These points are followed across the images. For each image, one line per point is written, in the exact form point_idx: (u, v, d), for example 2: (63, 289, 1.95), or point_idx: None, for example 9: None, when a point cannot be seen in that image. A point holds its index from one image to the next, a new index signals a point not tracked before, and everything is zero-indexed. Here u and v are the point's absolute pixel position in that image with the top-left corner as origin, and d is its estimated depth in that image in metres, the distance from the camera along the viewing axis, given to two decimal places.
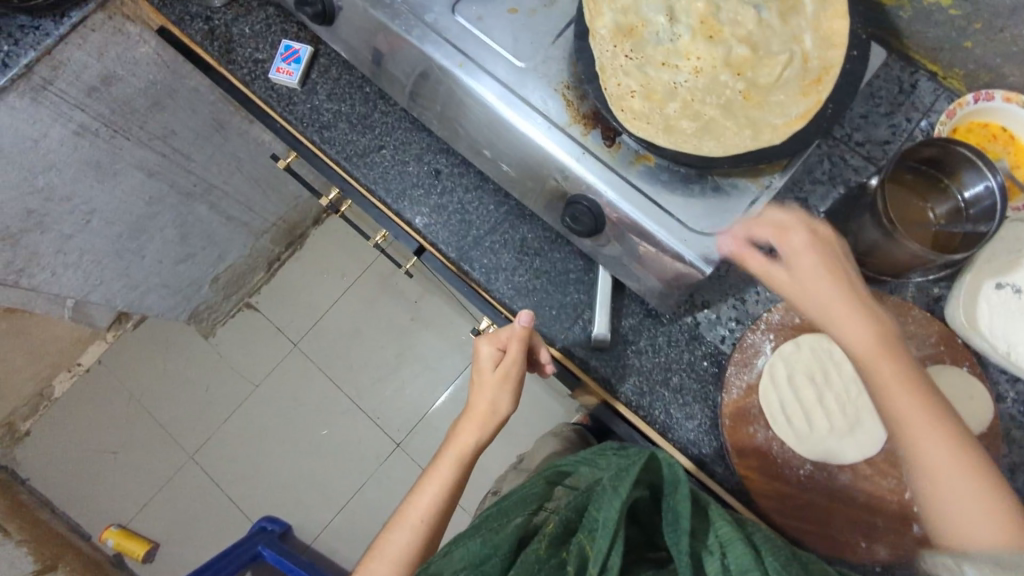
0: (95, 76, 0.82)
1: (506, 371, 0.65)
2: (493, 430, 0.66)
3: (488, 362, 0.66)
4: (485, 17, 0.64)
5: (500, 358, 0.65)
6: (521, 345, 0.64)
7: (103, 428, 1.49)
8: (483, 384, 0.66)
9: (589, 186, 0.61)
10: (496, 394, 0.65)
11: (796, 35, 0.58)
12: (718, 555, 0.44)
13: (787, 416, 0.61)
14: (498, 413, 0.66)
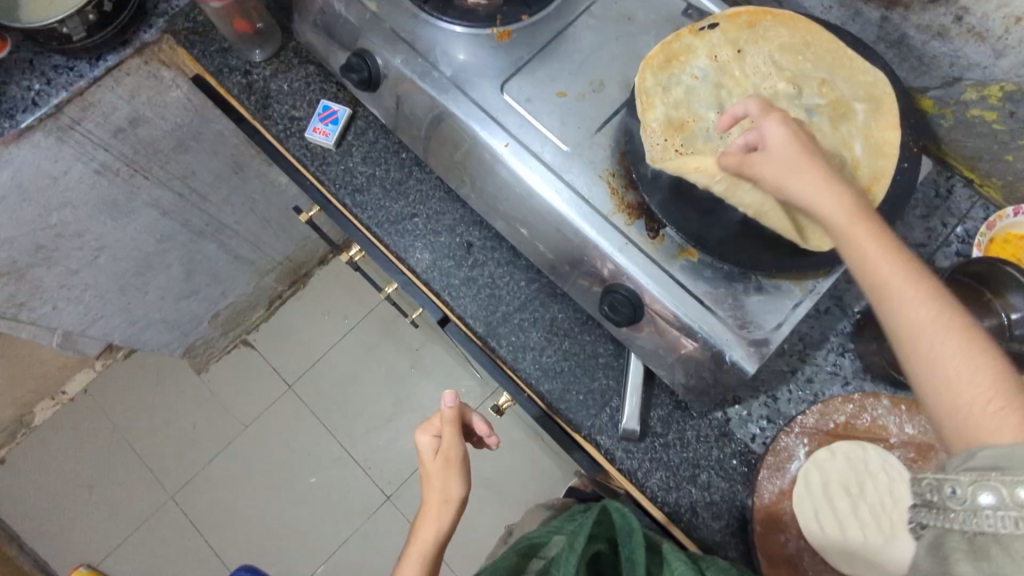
0: (124, 118, 0.81)
1: (447, 455, 0.62)
2: (454, 517, 0.61)
3: (429, 453, 0.63)
4: (532, 99, 0.64)
5: (438, 445, 0.63)
6: (455, 427, 0.62)
7: (81, 461, 1.43)
8: (428, 475, 0.62)
9: (630, 277, 0.59)
10: (445, 479, 0.61)
11: (847, 141, 0.58)
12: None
13: (822, 526, 0.59)
14: (454, 498, 0.60)
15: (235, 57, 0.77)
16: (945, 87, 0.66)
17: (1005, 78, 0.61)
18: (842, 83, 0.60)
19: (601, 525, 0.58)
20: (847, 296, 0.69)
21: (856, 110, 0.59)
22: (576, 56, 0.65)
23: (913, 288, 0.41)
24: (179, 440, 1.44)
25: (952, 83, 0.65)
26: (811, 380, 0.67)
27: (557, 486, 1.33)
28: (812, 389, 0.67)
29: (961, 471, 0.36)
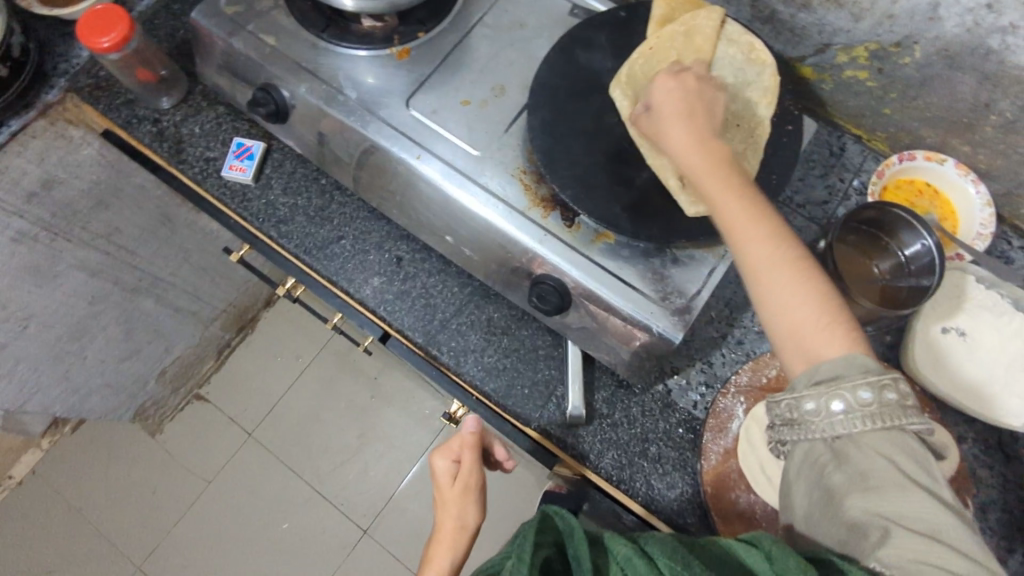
0: (36, 181, 0.80)
1: (466, 481, 0.62)
2: (468, 549, 0.61)
3: (445, 478, 0.63)
4: (438, 110, 0.66)
5: (458, 470, 0.63)
6: (476, 452, 0.62)
7: (38, 546, 1.36)
8: (446, 501, 0.62)
9: (554, 267, 0.62)
10: (461, 507, 0.61)
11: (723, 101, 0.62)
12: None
13: (769, 480, 0.62)
14: (470, 529, 0.61)
15: (142, 107, 0.77)
16: (820, 54, 0.71)
17: (867, 39, 0.66)
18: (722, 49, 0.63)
19: (546, 534, 0.51)
20: None
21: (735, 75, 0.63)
22: (475, 65, 0.68)
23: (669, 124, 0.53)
24: (142, 507, 1.40)
25: (824, 49, 0.70)
26: (741, 342, 0.70)
27: (533, 492, 1.34)
28: (744, 350, 0.70)
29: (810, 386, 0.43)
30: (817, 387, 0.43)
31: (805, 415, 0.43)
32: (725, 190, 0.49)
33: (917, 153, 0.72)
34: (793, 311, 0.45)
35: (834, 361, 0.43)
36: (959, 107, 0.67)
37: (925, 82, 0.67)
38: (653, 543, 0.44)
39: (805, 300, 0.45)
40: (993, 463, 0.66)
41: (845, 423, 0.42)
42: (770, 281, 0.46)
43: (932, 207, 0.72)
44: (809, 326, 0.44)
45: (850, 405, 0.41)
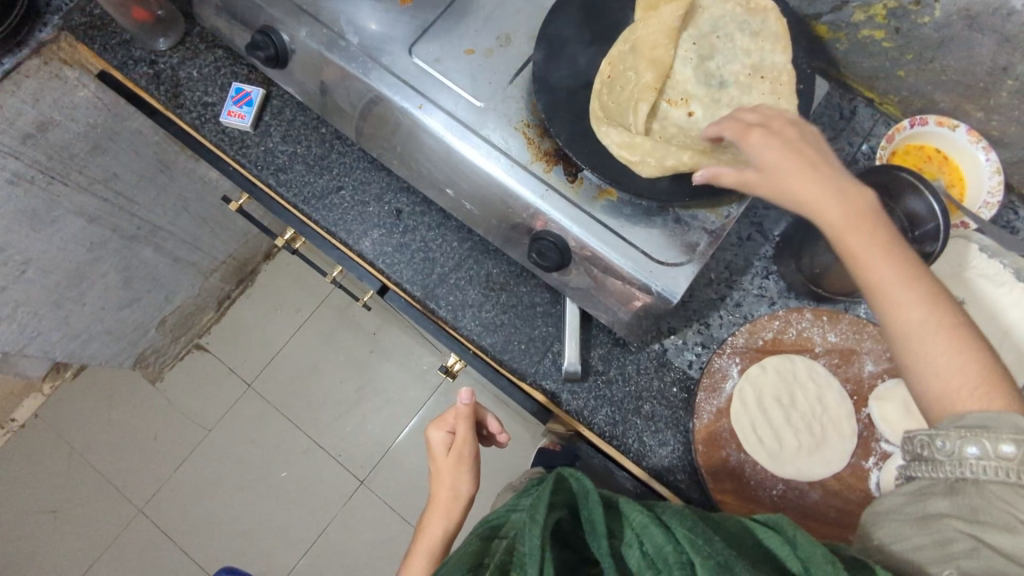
0: (30, 123, 0.78)
1: (459, 451, 0.64)
2: (463, 511, 0.66)
3: (441, 447, 0.66)
4: (441, 59, 0.64)
5: (452, 440, 0.65)
6: (468, 425, 0.64)
7: (42, 487, 1.40)
8: (440, 470, 0.65)
9: (554, 222, 0.61)
10: (454, 477, 0.65)
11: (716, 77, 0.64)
12: (637, 546, 0.44)
13: (759, 438, 0.63)
14: (463, 497, 0.65)
15: (138, 48, 0.75)
16: (836, 11, 0.69)
17: None
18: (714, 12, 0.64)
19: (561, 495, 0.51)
20: (766, 222, 0.72)
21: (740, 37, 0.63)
22: (481, 12, 0.66)
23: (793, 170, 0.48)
24: (142, 452, 1.42)
25: (841, 7, 0.68)
26: (740, 305, 0.70)
27: (528, 449, 1.36)
28: (741, 311, 0.70)
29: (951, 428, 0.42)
30: (959, 431, 0.41)
31: (935, 452, 0.42)
32: (865, 243, 0.46)
33: (929, 118, 0.71)
34: (943, 366, 0.43)
35: (986, 416, 0.41)
36: (975, 70, 0.65)
37: (942, 44, 0.65)
38: (670, 513, 0.45)
39: (953, 355, 0.43)
40: None
41: (975, 470, 0.40)
42: (916, 336, 0.44)
43: (941, 174, 0.71)
44: (957, 382, 0.43)
45: (988, 453, 0.40)
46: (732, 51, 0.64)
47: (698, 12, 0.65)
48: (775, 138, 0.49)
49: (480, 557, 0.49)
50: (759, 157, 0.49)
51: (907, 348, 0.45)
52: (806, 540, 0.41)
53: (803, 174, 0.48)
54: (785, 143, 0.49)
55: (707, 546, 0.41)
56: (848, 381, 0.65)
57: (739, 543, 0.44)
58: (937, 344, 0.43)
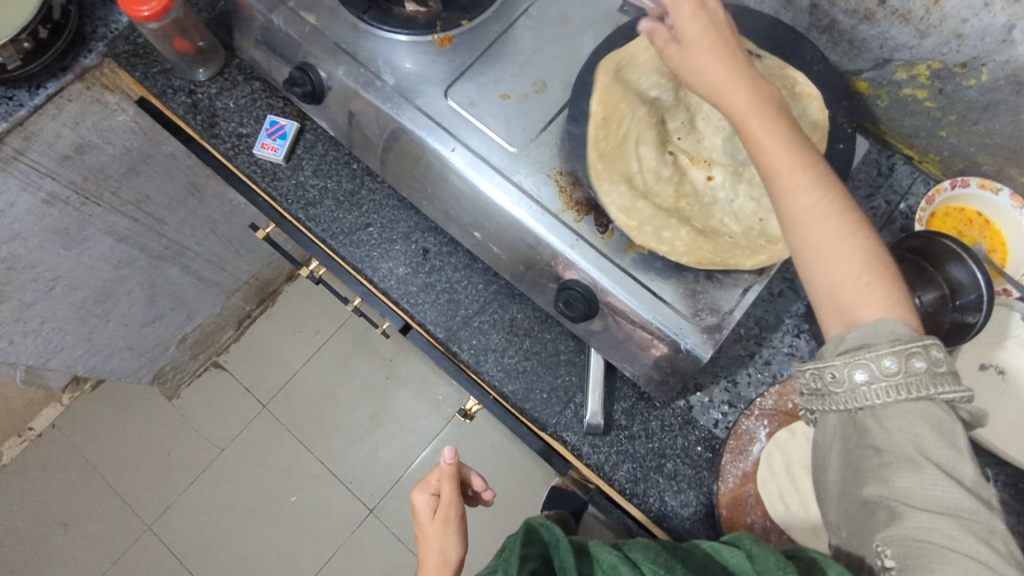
0: (69, 145, 0.79)
1: (446, 513, 0.64)
2: None
3: (427, 512, 0.66)
4: (477, 102, 0.64)
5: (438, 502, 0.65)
6: (452, 484, 0.64)
7: (54, 497, 1.40)
8: (428, 536, 0.64)
9: (584, 273, 0.60)
10: (443, 541, 0.63)
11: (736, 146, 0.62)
12: None
13: (786, 506, 0.61)
14: (451, 563, 0.63)
15: (178, 78, 0.76)
16: (878, 69, 0.68)
17: (931, 58, 0.63)
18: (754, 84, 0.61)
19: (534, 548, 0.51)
20: (799, 279, 0.71)
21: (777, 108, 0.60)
22: (518, 57, 0.66)
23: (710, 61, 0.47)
24: (154, 469, 1.42)
25: (883, 64, 0.67)
26: (770, 363, 0.68)
27: (540, 487, 1.34)
28: (770, 370, 0.68)
29: (838, 354, 0.42)
30: (844, 354, 0.42)
31: (828, 382, 0.42)
32: (770, 130, 0.45)
33: (970, 180, 0.69)
34: (834, 260, 0.43)
35: (874, 322, 0.41)
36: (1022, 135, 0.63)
37: (988, 107, 0.63)
38: (639, 548, 0.46)
39: (847, 253, 0.43)
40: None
41: (868, 394, 0.40)
42: (812, 232, 0.43)
43: (981, 238, 0.69)
44: (848, 277, 0.42)
45: (874, 375, 0.40)
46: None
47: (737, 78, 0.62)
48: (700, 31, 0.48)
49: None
50: (685, 38, 0.48)
51: (802, 246, 0.44)
52: (761, 553, 0.43)
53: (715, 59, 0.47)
54: (711, 25, 0.48)
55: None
56: None
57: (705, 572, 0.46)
58: (832, 240, 0.43)
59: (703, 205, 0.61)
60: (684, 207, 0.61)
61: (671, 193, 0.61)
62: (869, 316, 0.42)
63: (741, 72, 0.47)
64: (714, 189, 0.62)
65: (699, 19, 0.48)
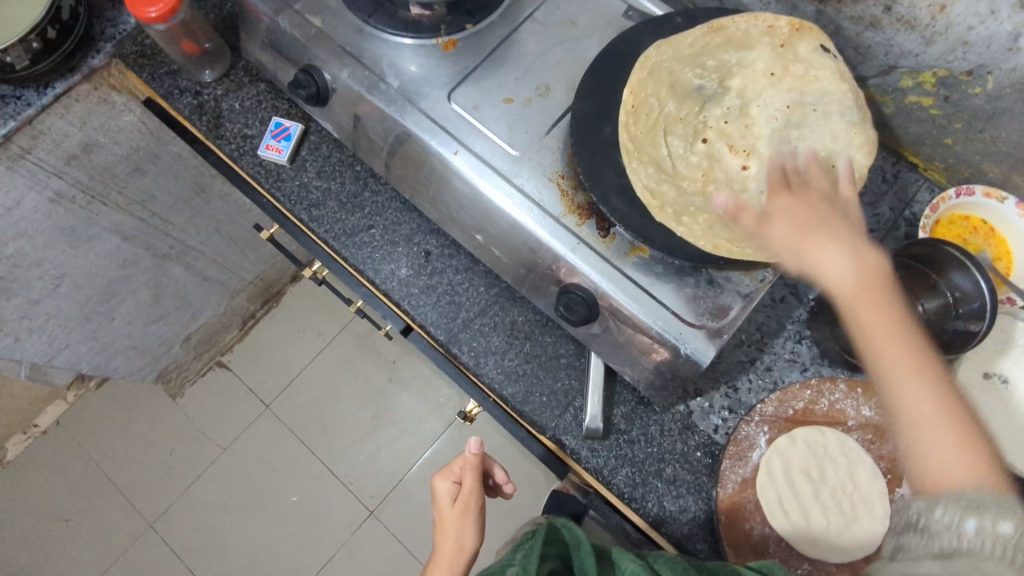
0: (75, 144, 0.80)
1: (466, 502, 0.65)
2: (465, 568, 0.64)
3: (446, 499, 0.66)
4: (480, 106, 0.64)
5: (459, 490, 0.66)
6: (475, 474, 0.65)
7: (58, 494, 1.41)
8: (445, 522, 0.65)
9: (584, 277, 0.60)
10: (461, 530, 0.64)
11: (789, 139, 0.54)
12: None
13: (786, 514, 0.60)
14: (467, 550, 0.63)
15: (184, 78, 0.77)
16: (883, 76, 0.68)
17: (936, 65, 0.63)
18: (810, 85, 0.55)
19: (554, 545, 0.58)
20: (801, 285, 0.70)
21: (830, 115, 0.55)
22: (522, 61, 0.66)
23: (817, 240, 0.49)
24: (156, 467, 1.43)
25: (888, 71, 0.67)
26: (771, 368, 0.67)
27: (541, 490, 1.34)
28: (772, 376, 0.67)
29: (950, 521, 0.43)
30: (956, 505, 0.43)
31: (933, 525, 0.44)
32: (873, 306, 0.47)
33: (976, 188, 0.68)
34: (938, 444, 0.45)
35: (976, 491, 0.43)
36: None
37: (993, 115, 0.63)
38: (660, 562, 0.53)
39: (950, 437, 0.45)
40: None
41: (973, 550, 0.41)
42: (919, 415, 0.46)
43: (986, 245, 0.69)
44: (957, 459, 0.44)
45: (983, 533, 0.42)
46: (823, 129, 0.54)
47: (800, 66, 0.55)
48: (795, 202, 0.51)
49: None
50: (773, 211, 0.51)
51: (909, 425, 0.46)
52: None
53: (813, 236, 0.49)
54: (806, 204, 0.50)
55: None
56: (883, 459, 0.62)
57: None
58: (935, 421, 0.45)
59: (733, 196, 0.54)
60: (712, 195, 0.55)
61: (698, 176, 0.55)
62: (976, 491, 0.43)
63: (852, 258, 0.48)
64: (749, 180, 0.54)
65: (793, 200, 0.51)
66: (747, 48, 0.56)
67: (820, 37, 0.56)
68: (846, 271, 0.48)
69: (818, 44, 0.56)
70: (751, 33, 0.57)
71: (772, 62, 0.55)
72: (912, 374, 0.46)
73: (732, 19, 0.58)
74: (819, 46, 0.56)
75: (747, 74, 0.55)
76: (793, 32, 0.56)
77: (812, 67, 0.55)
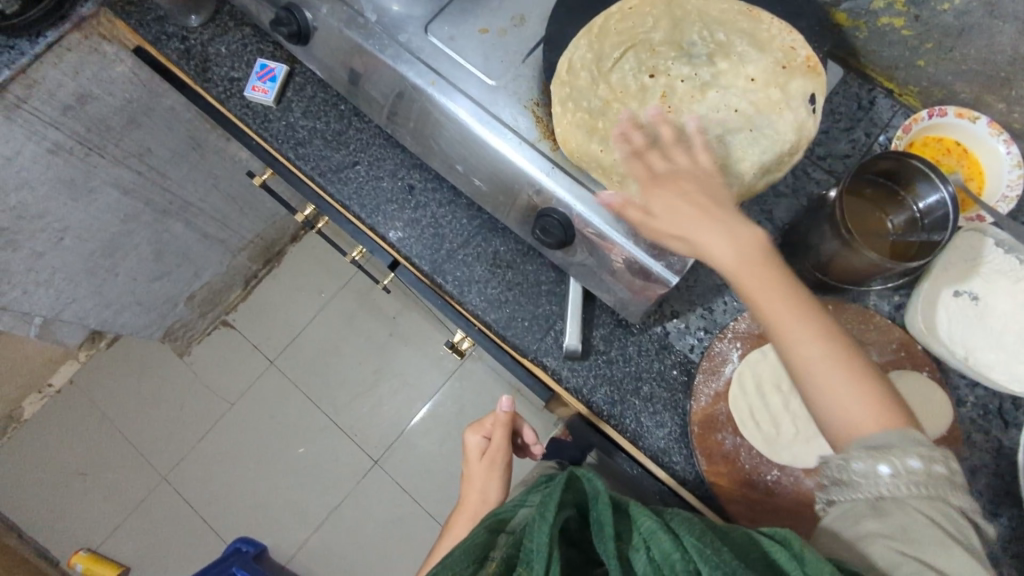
0: (70, 95, 0.82)
1: (493, 457, 0.68)
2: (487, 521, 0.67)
3: (474, 454, 0.70)
4: (455, 37, 0.66)
5: (487, 446, 0.69)
6: (505, 431, 0.69)
7: (75, 450, 1.47)
8: (472, 475, 0.69)
9: (559, 200, 0.62)
10: (485, 482, 0.68)
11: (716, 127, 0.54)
12: (643, 551, 0.43)
13: (757, 423, 0.63)
14: (491, 501, 0.67)
15: (171, 24, 0.79)
16: None
17: None
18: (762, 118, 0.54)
19: (570, 493, 0.49)
20: (776, 210, 0.72)
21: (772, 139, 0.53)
22: None
23: (700, 230, 0.51)
24: (168, 423, 1.47)
25: None
26: None
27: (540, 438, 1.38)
28: None
29: (865, 452, 0.47)
30: (867, 450, 0.47)
31: (852, 474, 0.48)
32: (754, 283, 0.50)
33: (948, 109, 0.69)
34: (837, 395, 0.48)
35: (878, 435, 0.47)
36: (995, 59, 0.64)
37: (963, 32, 0.64)
38: (679, 521, 0.44)
39: (853, 382, 0.48)
40: (990, 428, 0.66)
41: (890, 485, 0.46)
42: (814, 369, 0.49)
43: (959, 166, 0.70)
44: (851, 402, 0.48)
45: (898, 469, 0.46)
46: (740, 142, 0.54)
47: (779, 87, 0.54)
48: (675, 188, 0.52)
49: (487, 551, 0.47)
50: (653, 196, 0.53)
51: (808, 383, 0.49)
52: (811, 556, 0.42)
53: (698, 223, 0.51)
54: (687, 189, 0.52)
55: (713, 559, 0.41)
56: None
57: (745, 558, 0.44)
58: (830, 368, 0.49)
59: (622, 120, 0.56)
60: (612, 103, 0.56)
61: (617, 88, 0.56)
62: (875, 429, 0.48)
63: (737, 238, 0.51)
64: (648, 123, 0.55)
65: (660, 189, 0.52)
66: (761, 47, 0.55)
67: (819, 89, 0.54)
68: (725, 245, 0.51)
69: (811, 90, 0.54)
70: (775, 34, 0.56)
71: (767, 71, 0.54)
72: (803, 329, 0.49)
73: (772, 19, 0.56)
74: (807, 93, 0.54)
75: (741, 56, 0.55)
76: (805, 69, 0.54)
77: (787, 102, 0.54)
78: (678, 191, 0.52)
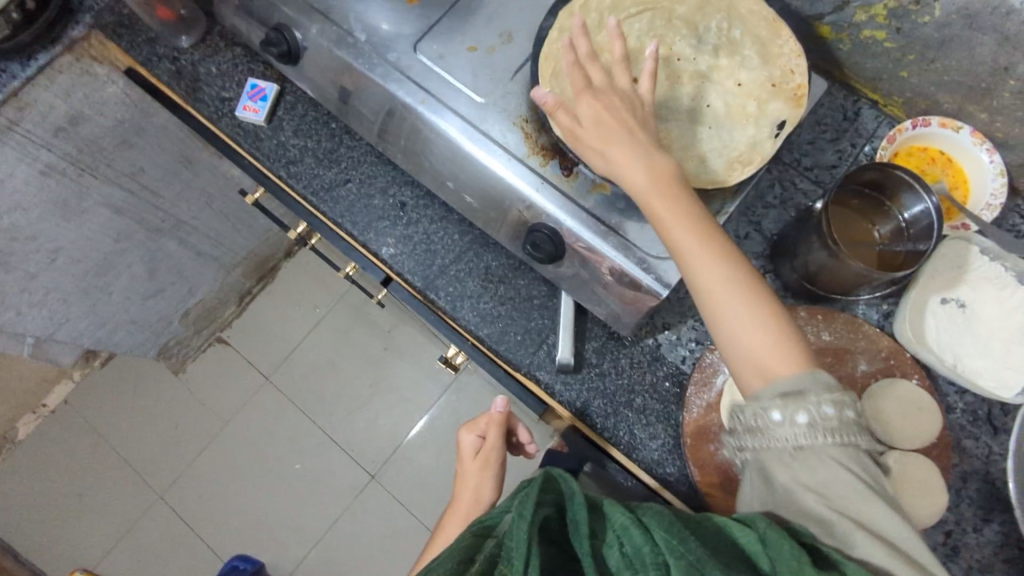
0: (62, 116, 0.83)
1: (487, 456, 0.68)
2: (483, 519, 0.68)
3: (468, 451, 0.69)
4: (445, 55, 0.66)
5: (481, 446, 0.69)
6: (499, 430, 0.69)
7: (70, 469, 1.46)
8: (465, 474, 0.69)
9: (549, 216, 0.63)
10: (480, 481, 0.68)
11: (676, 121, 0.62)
12: (616, 546, 0.44)
13: None
14: (484, 501, 0.67)
15: (162, 45, 0.79)
16: (838, 12, 0.69)
17: None
18: (727, 130, 0.61)
19: (550, 494, 0.49)
20: (765, 221, 0.73)
21: (723, 143, 0.61)
22: (484, 11, 0.68)
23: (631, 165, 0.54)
24: (162, 441, 1.47)
25: (842, 7, 0.68)
26: None
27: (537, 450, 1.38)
28: None
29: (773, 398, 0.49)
30: (775, 396, 0.49)
31: (767, 422, 0.49)
32: (677, 213, 0.53)
33: (931, 119, 0.71)
34: (750, 337, 0.51)
35: (791, 380, 0.49)
36: (977, 70, 0.65)
37: (943, 44, 0.65)
38: (652, 514, 0.44)
39: (759, 320, 0.51)
40: (980, 435, 0.66)
41: (798, 435, 0.47)
42: (727, 309, 0.51)
43: (944, 175, 0.71)
44: (766, 346, 0.50)
45: (811, 417, 0.47)
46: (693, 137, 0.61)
47: (755, 105, 0.61)
48: (608, 119, 0.56)
49: (472, 554, 0.47)
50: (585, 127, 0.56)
51: (716, 321, 0.52)
52: (777, 541, 0.42)
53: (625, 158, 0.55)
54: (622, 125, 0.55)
55: (684, 552, 0.41)
56: (842, 380, 0.65)
57: (719, 551, 0.44)
58: (740, 308, 0.51)
59: None
60: None
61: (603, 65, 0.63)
62: (785, 375, 0.49)
63: (661, 177, 0.54)
64: None
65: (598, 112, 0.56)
66: (764, 62, 0.62)
67: (791, 118, 0.61)
68: (644, 183, 0.54)
69: (782, 115, 0.61)
70: (779, 53, 0.62)
71: (755, 87, 0.62)
72: (719, 268, 0.52)
73: (789, 37, 0.62)
74: (779, 120, 0.61)
75: (732, 71, 0.62)
76: (790, 96, 0.61)
77: (757, 118, 0.61)
78: (613, 122, 0.56)
